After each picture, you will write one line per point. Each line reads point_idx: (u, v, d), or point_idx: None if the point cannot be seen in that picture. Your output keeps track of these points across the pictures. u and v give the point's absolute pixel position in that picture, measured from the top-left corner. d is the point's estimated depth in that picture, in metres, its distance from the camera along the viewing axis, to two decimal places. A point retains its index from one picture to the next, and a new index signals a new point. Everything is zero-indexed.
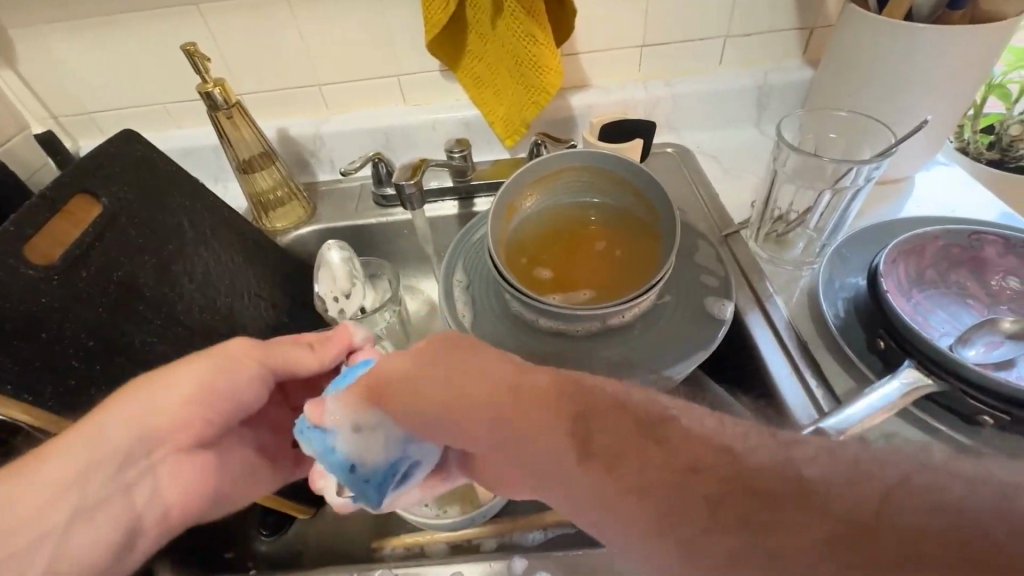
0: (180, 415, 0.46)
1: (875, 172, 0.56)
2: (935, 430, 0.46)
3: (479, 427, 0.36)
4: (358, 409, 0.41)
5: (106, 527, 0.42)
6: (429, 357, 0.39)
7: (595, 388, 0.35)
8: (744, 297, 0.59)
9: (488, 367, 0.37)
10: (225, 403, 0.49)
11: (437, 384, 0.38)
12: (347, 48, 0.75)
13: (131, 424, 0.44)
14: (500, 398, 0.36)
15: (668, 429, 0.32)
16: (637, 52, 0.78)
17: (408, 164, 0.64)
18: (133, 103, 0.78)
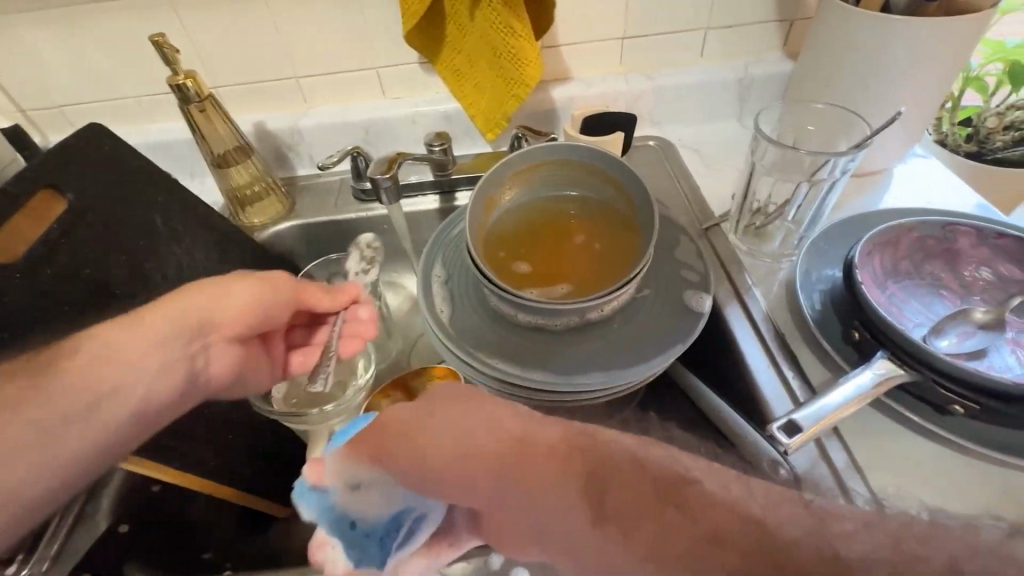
0: (221, 319, 0.48)
1: (851, 163, 0.57)
2: (907, 420, 0.46)
3: (485, 482, 0.36)
4: (355, 462, 0.41)
5: (156, 401, 0.43)
6: (432, 407, 0.39)
7: (607, 440, 0.34)
8: (723, 290, 0.59)
9: (496, 422, 0.37)
10: (264, 317, 0.52)
11: (439, 433, 0.37)
12: (323, 39, 0.74)
13: (195, 314, 0.46)
14: (506, 450, 0.35)
15: (686, 494, 0.30)
16: (619, 44, 0.78)
17: (383, 159, 0.63)
18: (103, 96, 0.76)
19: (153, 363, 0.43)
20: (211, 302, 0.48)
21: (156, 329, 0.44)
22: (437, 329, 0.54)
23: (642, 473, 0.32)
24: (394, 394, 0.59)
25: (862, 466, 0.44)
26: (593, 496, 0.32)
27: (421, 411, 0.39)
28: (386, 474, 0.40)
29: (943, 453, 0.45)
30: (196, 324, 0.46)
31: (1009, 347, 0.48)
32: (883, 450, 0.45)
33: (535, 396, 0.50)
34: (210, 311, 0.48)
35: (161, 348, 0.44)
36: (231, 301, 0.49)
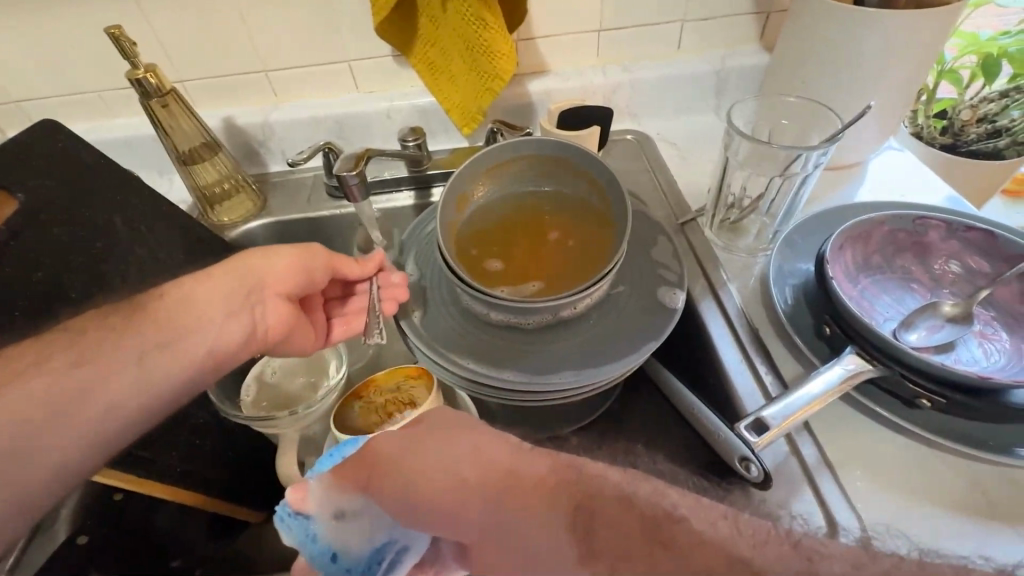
0: (271, 279, 0.51)
1: (823, 158, 0.57)
2: (876, 414, 0.46)
3: (475, 515, 0.35)
4: (344, 491, 0.40)
5: (207, 354, 0.47)
6: (418, 440, 0.39)
7: (593, 473, 0.34)
8: (698, 285, 0.58)
9: (479, 449, 0.37)
10: (305, 280, 0.53)
11: (432, 470, 0.37)
12: (292, 32, 0.72)
13: (239, 275, 0.49)
14: (492, 483, 0.35)
15: (673, 530, 0.31)
16: (595, 36, 0.77)
17: (351, 155, 0.62)
18: (63, 91, 0.74)
19: (215, 314, 0.48)
20: (262, 263, 0.51)
21: (215, 285, 0.49)
22: (408, 329, 0.53)
23: (627, 507, 0.32)
24: (367, 394, 0.58)
25: (832, 461, 0.44)
26: (580, 527, 0.32)
27: (404, 441, 0.39)
28: (372, 505, 0.39)
29: (911, 446, 0.45)
30: (249, 283, 0.50)
31: (976, 340, 0.48)
32: (853, 446, 0.45)
33: (508, 396, 0.50)
34: (261, 272, 0.51)
35: (222, 301, 0.48)
36: (279, 263, 0.52)
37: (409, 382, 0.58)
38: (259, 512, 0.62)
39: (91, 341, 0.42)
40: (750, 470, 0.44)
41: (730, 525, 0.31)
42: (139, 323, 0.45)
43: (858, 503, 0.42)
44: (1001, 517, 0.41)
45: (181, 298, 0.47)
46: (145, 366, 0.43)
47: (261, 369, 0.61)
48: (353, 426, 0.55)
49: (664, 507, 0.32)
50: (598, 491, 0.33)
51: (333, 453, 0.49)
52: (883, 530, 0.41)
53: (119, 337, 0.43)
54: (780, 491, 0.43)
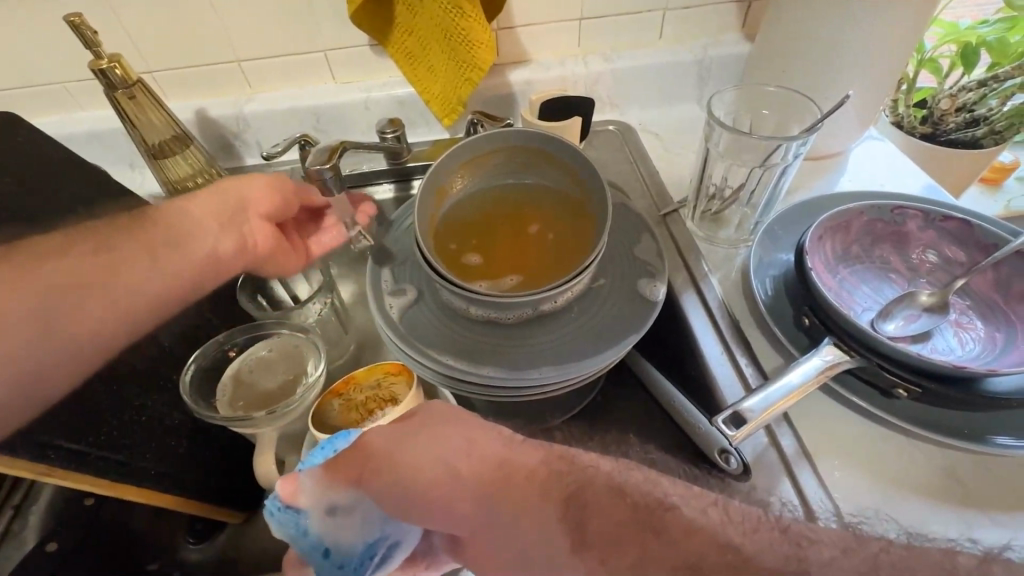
0: (250, 199, 0.53)
1: (803, 148, 0.56)
2: (850, 404, 0.47)
3: (463, 511, 0.35)
4: (337, 486, 0.38)
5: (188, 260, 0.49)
6: (408, 432, 0.37)
7: (589, 466, 0.34)
8: (679, 278, 0.58)
9: (473, 443, 0.36)
10: (283, 198, 0.55)
11: (417, 464, 0.36)
12: (265, 20, 0.70)
13: (217, 195, 0.52)
14: (487, 479, 0.35)
15: (668, 520, 0.31)
16: (576, 25, 0.76)
17: (325, 148, 0.60)
18: (23, 82, 0.71)
19: (207, 227, 0.51)
20: (238, 184, 0.53)
21: (202, 204, 0.51)
22: (387, 326, 0.52)
23: (619, 496, 0.32)
24: (346, 392, 0.57)
25: (811, 450, 0.45)
26: (573, 518, 0.32)
27: (395, 437, 0.37)
28: (366, 500, 0.38)
29: (889, 435, 0.45)
30: (232, 203, 0.52)
31: (952, 330, 0.48)
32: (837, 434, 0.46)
33: (489, 392, 0.49)
34: (240, 192, 0.53)
35: (205, 217, 0.51)
36: (253, 184, 0.54)
37: (389, 379, 0.57)
38: (240, 513, 0.60)
39: (103, 243, 0.46)
40: (729, 463, 0.45)
41: (720, 511, 0.32)
42: (146, 230, 0.48)
43: (841, 491, 0.43)
44: (976, 504, 0.42)
45: (177, 209, 0.50)
46: (156, 265, 0.47)
47: (237, 366, 0.60)
48: (331, 423, 0.54)
49: (655, 496, 0.32)
50: (591, 481, 0.33)
51: (324, 445, 0.47)
52: (871, 514, 0.41)
53: (127, 240, 0.47)
54: (759, 480, 0.43)
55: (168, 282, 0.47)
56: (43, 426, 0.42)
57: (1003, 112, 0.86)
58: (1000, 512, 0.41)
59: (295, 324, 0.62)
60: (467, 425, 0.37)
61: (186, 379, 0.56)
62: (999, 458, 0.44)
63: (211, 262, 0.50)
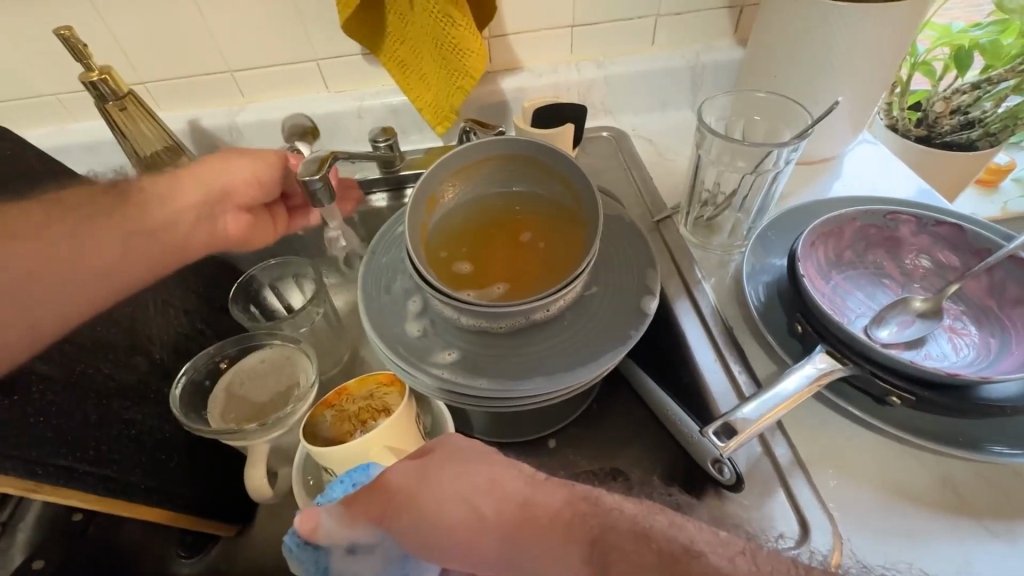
0: (231, 188, 0.55)
1: (794, 154, 0.56)
2: (870, 426, 0.46)
3: (485, 553, 0.35)
4: (353, 525, 0.38)
5: (175, 238, 0.52)
6: (433, 468, 0.38)
7: (612, 508, 0.33)
8: (673, 286, 0.58)
9: (494, 482, 0.36)
10: (264, 187, 0.57)
11: (444, 501, 0.36)
12: (256, 31, 0.70)
13: (204, 182, 0.54)
14: (507, 517, 0.34)
15: (693, 568, 0.30)
16: (569, 32, 0.76)
17: (315, 158, 0.59)
18: (17, 94, 0.71)
19: (182, 218, 0.53)
20: (219, 170, 0.55)
21: (183, 191, 0.53)
22: (393, 350, 0.51)
23: (644, 541, 0.31)
24: (339, 402, 0.56)
25: (806, 461, 0.44)
26: (597, 562, 0.31)
27: (417, 472, 0.38)
28: (387, 537, 0.38)
29: (886, 445, 0.45)
30: (209, 193, 0.54)
31: (946, 335, 0.48)
32: (852, 458, 0.44)
33: (482, 403, 0.49)
34: (221, 181, 0.55)
35: (189, 204, 0.53)
36: (237, 174, 0.56)
37: (382, 389, 0.57)
38: (234, 526, 0.58)
39: (112, 202, 0.50)
40: (722, 473, 0.44)
41: (748, 561, 0.31)
42: (121, 215, 0.50)
43: (863, 518, 0.41)
44: (1003, 529, 0.40)
45: (155, 196, 0.52)
46: (128, 255, 0.49)
47: (228, 381, 0.60)
48: (326, 436, 0.54)
49: (681, 542, 0.31)
50: (614, 524, 0.32)
51: (344, 478, 0.47)
52: (904, 567, 0.39)
53: (112, 211, 0.50)
54: (752, 498, 0.43)
55: (137, 262, 0.50)
56: (31, 442, 0.41)
57: (997, 114, 0.86)
58: (1004, 526, 0.40)
59: (286, 334, 0.62)
60: (490, 463, 0.37)
61: (177, 394, 0.55)
62: (992, 466, 0.43)
63: (187, 248, 0.53)
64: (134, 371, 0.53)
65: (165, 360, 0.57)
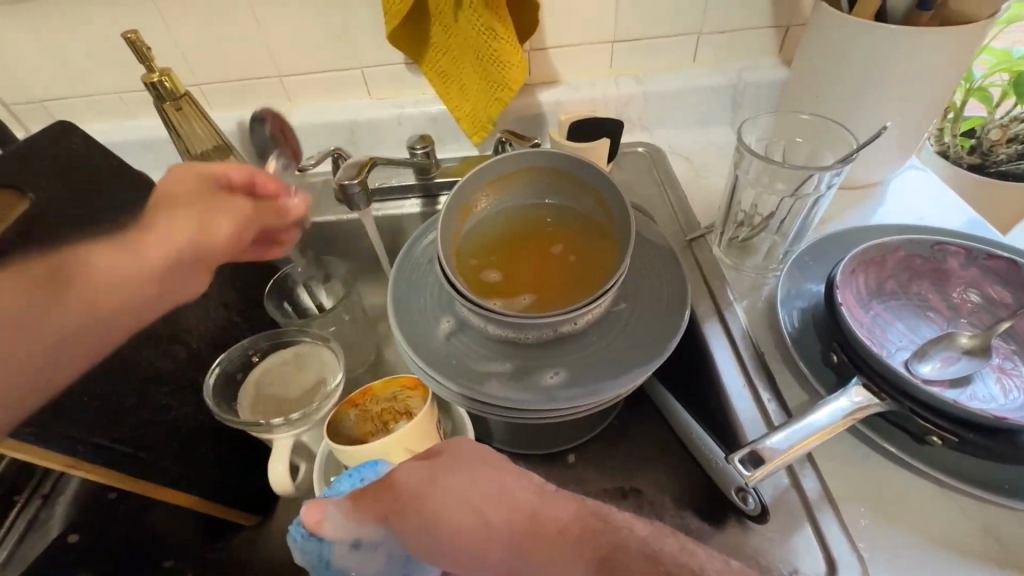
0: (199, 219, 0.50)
1: (836, 179, 0.55)
2: (909, 465, 0.44)
3: (493, 562, 0.34)
4: (362, 522, 0.38)
5: None
6: (443, 470, 0.37)
7: (623, 528, 0.33)
8: (703, 306, 0.57)
9: (505, 491, 0.36)
10: None
11: (454, 505, 0.35)
12: (307, 38, 0.73)
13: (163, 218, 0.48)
14: (517, 527, 0.34)
15: None
16: (609, 48, 0.76)
17: (355, 163, 0.62)
18: (85, 92, 0.76)
19: None
20: None
21: None
22: (485, 382, 0.49)
23: (652, 564, 0.31)
24: (363, 403, 0.57)
25: (835, 495, 0.43)
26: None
27: (429, 475, 0.37)
28: (392, 538, 0.38)
29: (923, 487, 0.43)
30: None
31: (994, 376, 0.46)
32: (885, 498, 0.43)
33: (502, 412, 0.49)
34: None
35: None
36: None
37: (405, 392, 0.57)
38: (256, 517, 0.60)
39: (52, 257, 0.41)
40: (746, 502, 0.43)
41: None
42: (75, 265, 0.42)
43: (873, 550, 0.40)
44: None
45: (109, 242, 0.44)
46: None
47: (259, 374, 0.61)
48: (348, 435, 0.55)
49: (689, 567, 0.31)
50: (624, 544, 0.32)
51: (352, 472, 0.47)
52: None
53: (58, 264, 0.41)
54: (777, 528, 0.42)
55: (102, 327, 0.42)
56: (73, 422, 0.45)
57: None
58: None
59: (316, 333, 0.63)
60: (500, 470, 0.37)
61: (209, 383, 0.57)
62: None
63: None
64: (171, 358, 0.55)
65: (204, 347, 0.60)
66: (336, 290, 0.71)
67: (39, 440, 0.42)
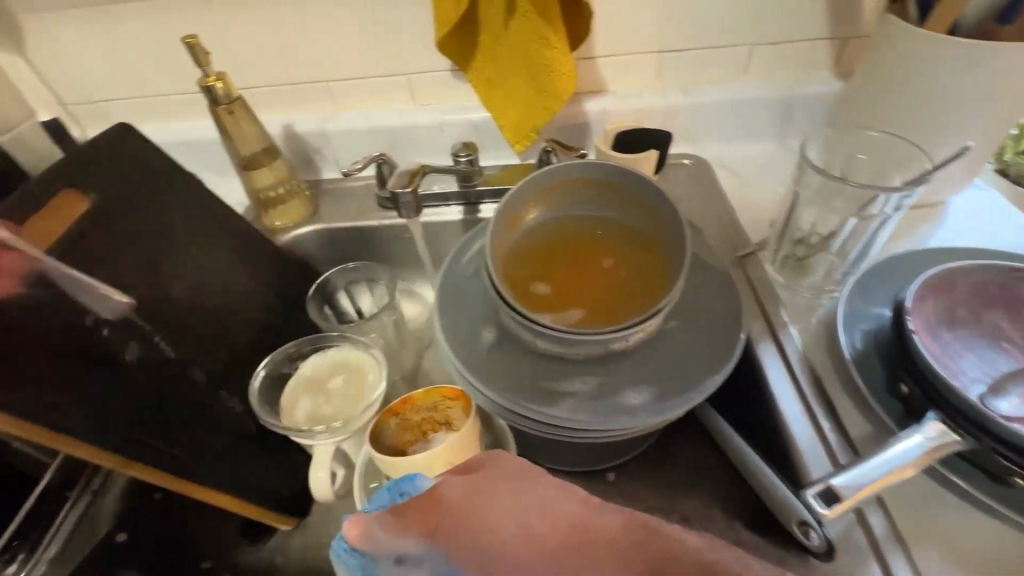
0: None
1: (906, 201, 0.52)
2: (985, 507, 0.41)
3: None
4: (404, 536, 0.34)
5: None
6: (487, 483, 0.34)
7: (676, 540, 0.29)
8: (756, 326, 0.55)
9: (547, 500, 0.32)
10: None
11: (493, 514, 0.32)
12: (355, 44, 0.73)
13: None
14: (560, 538, 0.30)
15: None
16: (657, 58, 0.75)
17: (405, 172, 0.62)
18: (138, 94, 0.78)
19: None
20: None
21: None
22: (537, 400, 0.48)
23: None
24: (403, 412, 0.57)
25: (906, 537, 0.40)
26: None
27: (468, 486, 0.35)
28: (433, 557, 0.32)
29: (1000, 531, 0.40)
30: None
31: None
32: (957, 541, 0.40)
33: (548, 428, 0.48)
34: None
35: None
36: None
37: (446, 403, 0.56)
38: (293, 520, 0.59)
39: None
40: (809, 537, 0.41)
41: None
42: None
43: None
44: None
45: None
46: None
47: (301, 377, 0.61)
48: (387, 442, 0.55)
49: None
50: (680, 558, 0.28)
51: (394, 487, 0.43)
52: None
53: None
54: (845, 566, 0.40)
55: None
56: (121, 421, 0.45)
57: None
58: None
59: (358, 338, 0.63)
60: (540, 481, 0.34)
61: (255, 386, 0.57)
62: None
63: None
64: (215, 359, 0.56)
65: (247, 349, 0.60)
66: (377, 292, 0.71)
67: (97, 437, 0.43)
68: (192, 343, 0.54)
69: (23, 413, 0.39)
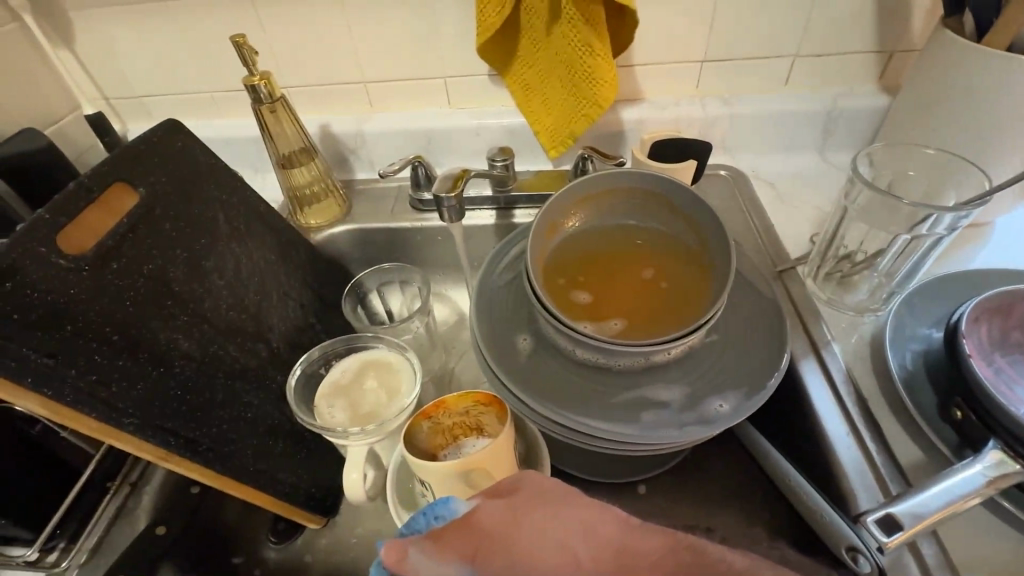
0: None
1: (961, 221, 0.51)
2: None
3: None
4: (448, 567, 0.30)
5: None
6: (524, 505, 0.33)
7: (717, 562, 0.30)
8: (798, 342, 0.54)
9: (591, 523, 0.31)
10: None
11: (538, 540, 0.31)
12: (395, 46, 0.73)
13: None
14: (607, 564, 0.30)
15: None
16: (697, 67, 0.74)
17: (450, 176, 0.62)
18: (180, 91, 0.79)
19: None
20: None
21: None
22: (576, 408, 0.47)
23: None
24: (435, 414, 0.53)
25: (956, 564, 0.39)
26: None
27: (507, 509, 0.33)
28: None
29: None
30: None
31: None
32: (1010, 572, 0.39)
33: (585, 438, 0.48)
34: None
35: None
36: None
37: (478, 408, 0.51)
38: (322, 518, 0.59)
39: None
40: (858, 563, 0.41)
41: None
42: None
43: None
44: None
45: None
46: None
47: (335, 377, 0.61)
48: (420, 445, 0.51)
49: None
50: None
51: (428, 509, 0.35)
52: None
53: None
54: None
55: None
56: (168, 415, 0.46)
57: None
58: None
59: (393, 339, 0.63)
60: (580, 501, 0.33)
61: (292, 384, 0.58)
62: None
63: None
64: (253, 356, 0.56)
65: (283, 346, 0.61)
66: (410, 292, 0.72)
67: (138, 430, 0.43)
68: (231, 339, 0.55)
69: (68, 401, 0.39)
